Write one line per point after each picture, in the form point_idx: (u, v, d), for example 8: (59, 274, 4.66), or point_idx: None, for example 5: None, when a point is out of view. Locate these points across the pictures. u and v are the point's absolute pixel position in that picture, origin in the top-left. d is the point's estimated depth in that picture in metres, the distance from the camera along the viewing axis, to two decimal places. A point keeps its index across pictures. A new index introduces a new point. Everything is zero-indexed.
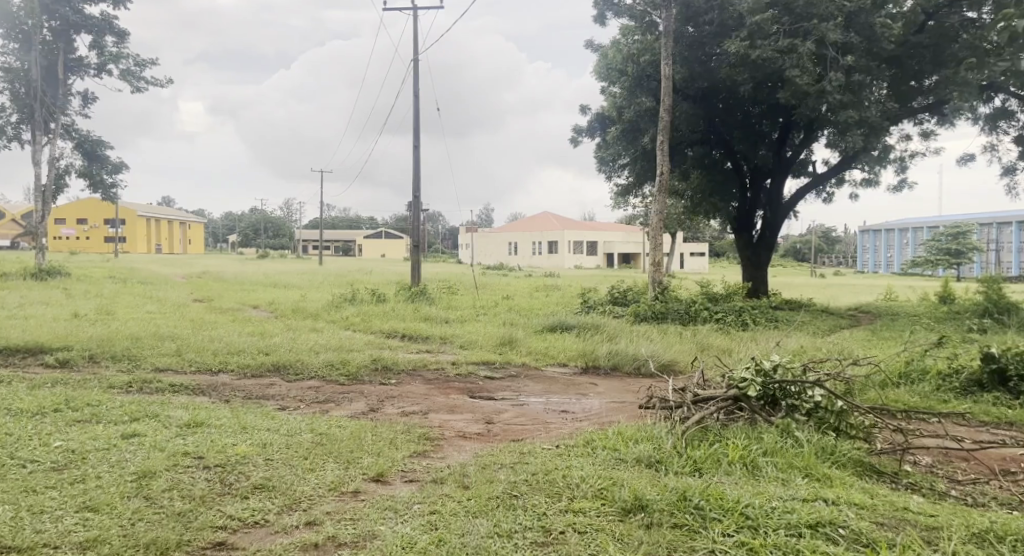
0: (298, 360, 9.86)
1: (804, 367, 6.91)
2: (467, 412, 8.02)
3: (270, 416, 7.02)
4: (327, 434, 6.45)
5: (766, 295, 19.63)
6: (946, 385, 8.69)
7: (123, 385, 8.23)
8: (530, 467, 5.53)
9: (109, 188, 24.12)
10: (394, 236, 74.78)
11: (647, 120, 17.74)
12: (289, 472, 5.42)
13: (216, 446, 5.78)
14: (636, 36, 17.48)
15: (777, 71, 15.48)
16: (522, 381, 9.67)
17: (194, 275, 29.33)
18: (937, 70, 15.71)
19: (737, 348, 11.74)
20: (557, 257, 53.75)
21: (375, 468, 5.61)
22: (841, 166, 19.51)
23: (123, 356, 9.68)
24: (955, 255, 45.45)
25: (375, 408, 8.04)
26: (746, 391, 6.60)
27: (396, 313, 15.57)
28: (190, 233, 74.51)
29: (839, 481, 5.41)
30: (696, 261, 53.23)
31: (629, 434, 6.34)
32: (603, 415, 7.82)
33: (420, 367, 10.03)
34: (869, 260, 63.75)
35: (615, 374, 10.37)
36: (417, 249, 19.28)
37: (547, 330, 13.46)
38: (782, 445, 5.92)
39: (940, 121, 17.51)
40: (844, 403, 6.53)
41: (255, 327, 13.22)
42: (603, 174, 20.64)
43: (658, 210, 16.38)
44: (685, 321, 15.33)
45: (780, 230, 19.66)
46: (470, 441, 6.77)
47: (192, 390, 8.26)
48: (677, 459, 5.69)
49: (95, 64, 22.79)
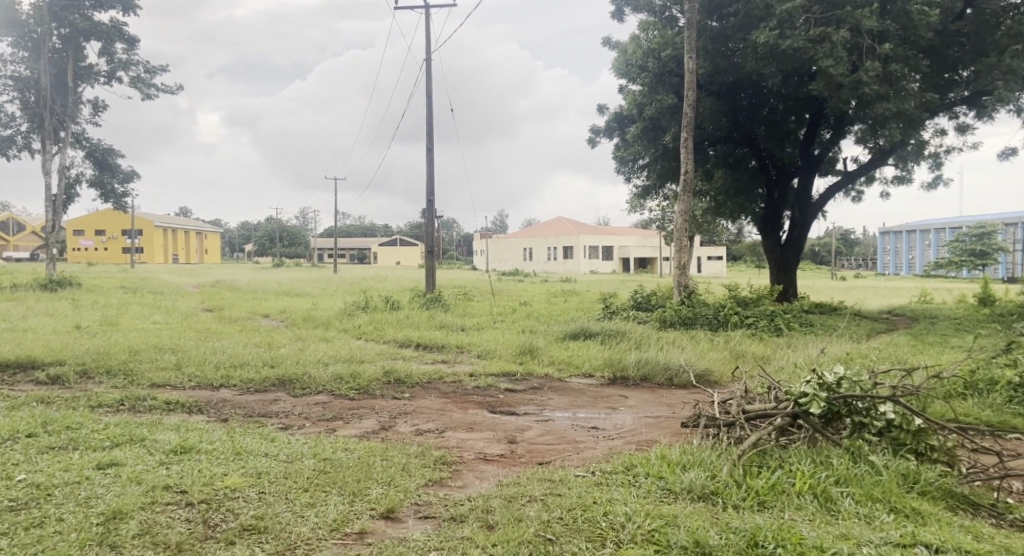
0: (305, 374, 9.10)
1: (873, 379, 6.12)
2: (487, 430, 7.24)
3: (268, 439, 6.24)
4: (331, 460, 5.68)
5: (796, 298, 18.65)
6: (1018, 398, 7.90)
7: (114, 404, 7.53)
8: (564, 500, 4.77)
9: (120, 198, 23.55)
10: (409, 243, 74.41)
11: (670, 118, 16.94)
12: (285, 509, 4.67)
13: (202, 477, 5.01)
14: (657, 31, 16.65)
15: (808, 62, 14.65)
16: (547, 394, 8.86)
17: (209, 284, 28.76)
18: (976, 60, 14.73)
19: (777, 356, 10.89)
20: (573, 262, 52.88)
21: (384, 502, 4.85)
22: (873, 163, 18.62)
23: (118, 372, 8.95)
24: (979, 257, 44.15)
25: (386, 426, 7.28)
26: (806, 407, 5.81)
27: (410, 320, 14.82)
28: (206, 243, 74.27)
29: (933, 517, 4.67)
30: (713, 265, 52.09)
31: (674, 458, 5.54)
32: (637, 433, 7.05)
33: (435, 379, 9.28)
34: (890, 262, 62.28)
35: (646, 386, 9.56)
36: (430, 253, 18.30)
37: (569, 337, 12.65)
38: (858, 472, 5.17)
39: (978, 115, 16.60)
40: (922, 421, 5.77)
41: (263, 337, 12.52)
42: (622, 176, 19.79)
43: (682, 210, 15.48)
44: (714, 327, 14.49)
45: (809, 231, 18.73)
46: (492, 465, 5.99)
47: (188, 409, 7.51)
48: (736, 490, 4.92)
49: (105, 72, 22.23)
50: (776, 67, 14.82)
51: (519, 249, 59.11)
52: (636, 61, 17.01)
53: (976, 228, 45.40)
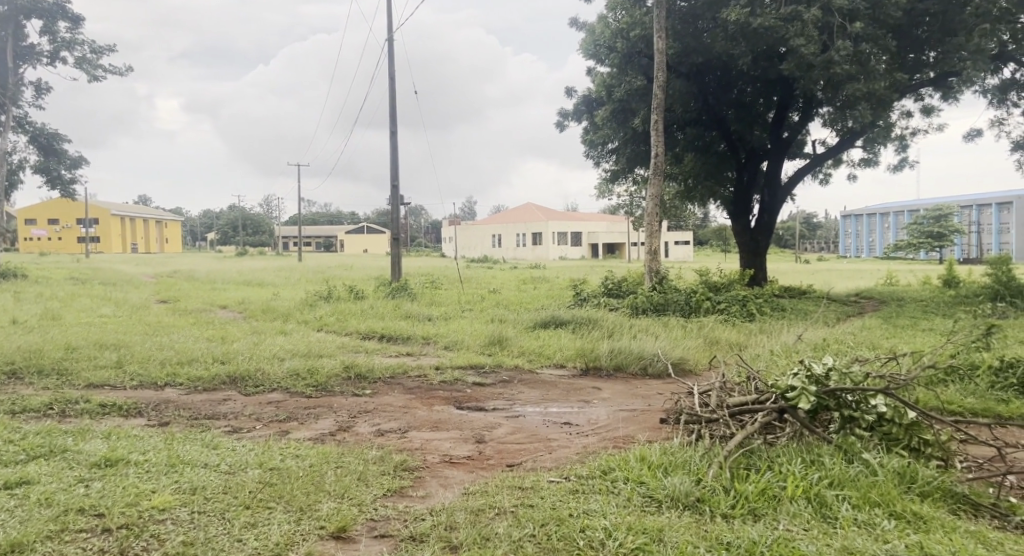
0: (258, 370, 8.52)
1: (863, 370, 5.73)
2: (453, 429, 6.73)
3: (211, 446, 5.66)
4: (280, 470, 5.12)
5: (767, 282, 18.40)
6: (1002, 383, 7.66)
7: (43, 408, 6.89)
8: (537, 513, 4.37)
9: (68, 184, 22.45)
10: (377, 231, 73.53)
11: (639, 100, 16.44)
12: (220, 532, 4.17)
13: (128, 495, 4.48)
14: (625, 11, 16.02)
15: (777, 43, 14.25)
16: (516, 387, 8.38)
17: (166, 274, 27.81)
18: (944, 40, 14.27)
19: (752, 343, 10.54)
20: (541, 249, 52.46)
21: (335, 519, 4.35)
22: (841, 145, 18.38)
23: (52, 371, 8.27)
24: (936, 239, 44.60)
25: (345, 427, 6.75)
26: (794, 402, 5.43)
27: (373, 311, 14.23)
28: (167, 231, 72.51)
29: (933, 523, 4.36)
30: (681, 249, 51.94)
31: (655, 459, 5.09)
32: (612, 429, 6.63)
33: (399, 374, 8.73)
34: (851, 245, 63.01)
35: (620, 376, 9.12)
36: (395, 241, 17.64)
37: (539, 326, 12.19)
38: (852, 473, 4.81)
39: (944, 96, 16.40)
40: (916, 414, 5.39)
41: (217, 331, 11.85)
42: (591, 160, 19.33)
43: (651, 194, 15.04)
44: (686, 313, 14.14)
45: (779, 213, 18.47)
46: (457, 470, 5.49)
47: (124, 412, 6.90)
48: (725, 497, 4.54)
49: (47, 52, 21.08)
50: (745, 47, 14.41)
51: (487, 236, 58.47)
52: (603, 42, 16.42)
53: (932, 211, 45.95)
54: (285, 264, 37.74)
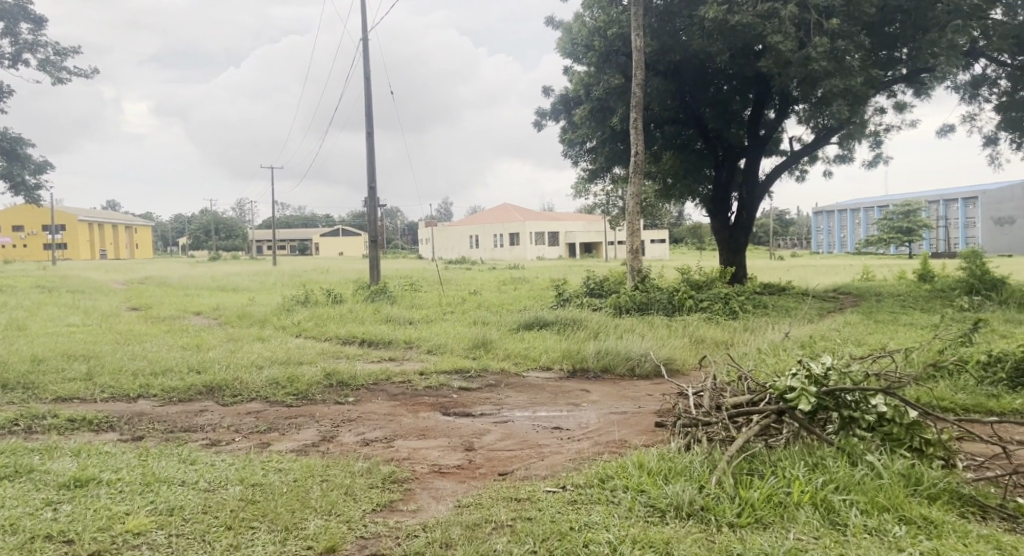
0: (235, 379, 8.22)
1: (861, 369, 5.59)
2: (441, 436, 6.51)
3: (188, 461, 5.39)
4: (263, 486, 4.88)
5: (747, 280, 18.37)
6: (989, 379, 7.58)
7: (9, 424, 6.56)
8: (536, 527, 4.18)
9: (31, 190, 21.86)
10: (352, 233, 73.02)
11: (618, 98, 16.31)
12: None
13: (101, 518, 4.22)
14: (601, 10, 15.86)
15: (754, 40, 14.19)
16: (503, 392, 8.17)
17: (137, 280, 27.23)
18: (917, 37, 14.28)
19: (739, 341, 10.43)
20: (518, 249, 52.32)
21: (323, 538, 4.13)
22: (817, 142, 18.39)
23: (18, 385, 7.91)
24: (906, 234, 45.12)
25: (328, 436, 6.51)
26: (794, 403, 5.27)
27: (353, 314, 13.95)
28: (137, 236, 71.36)
29: (944, 528, 4.22)
30: (657, 248, 52.07)
31: (654, 465, 4.90)
32: (604, 433, 6.45)
33: (382, 380, 8.48)
34: (824, 242, 63.65)
35: (608, 378, 8.95)
36: (373, 243, 17.34)
37: (522, 328, 11.99)
38: (858, 476, 4.67)
39: (917, 93, 16.49)
40: (915, 413, 5.26)
41: (191, 338, 11.49)
42: (569, 160, 19.20)
43: (632, 193, 14.92)
44: (669, 312, 14.02)
45: (757, 210, 18.43)
46: (448, 481, 5.27)
47: (96, 427, 6.60)
48: (730, 506, 4.38)
49: (9, 55, 20.47)
50: (723, 45, 14.32)
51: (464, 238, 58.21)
52: (581, 40, 16.26)
53: (902, 207, 46.22)
54: (258, 267, 37.18)
